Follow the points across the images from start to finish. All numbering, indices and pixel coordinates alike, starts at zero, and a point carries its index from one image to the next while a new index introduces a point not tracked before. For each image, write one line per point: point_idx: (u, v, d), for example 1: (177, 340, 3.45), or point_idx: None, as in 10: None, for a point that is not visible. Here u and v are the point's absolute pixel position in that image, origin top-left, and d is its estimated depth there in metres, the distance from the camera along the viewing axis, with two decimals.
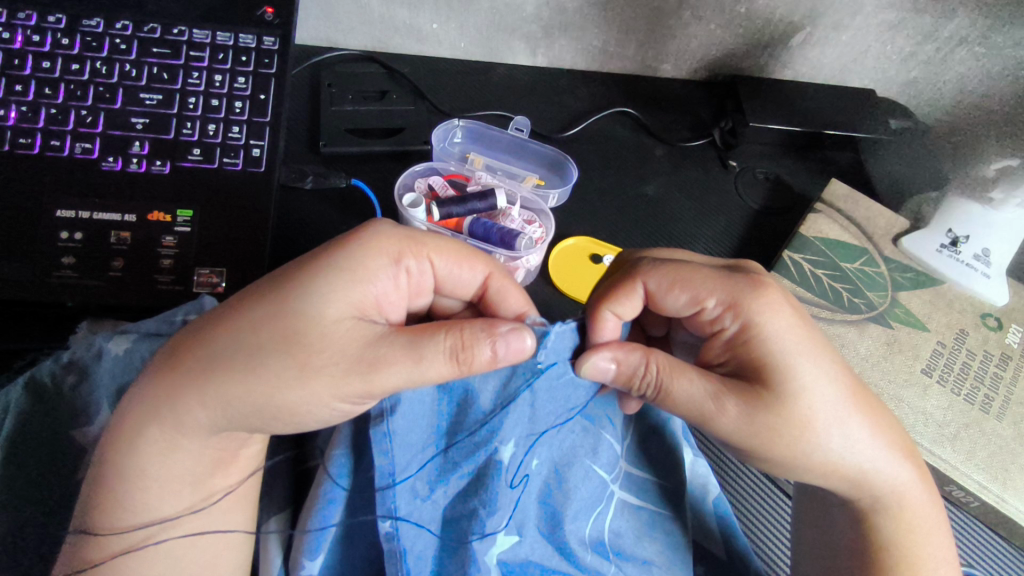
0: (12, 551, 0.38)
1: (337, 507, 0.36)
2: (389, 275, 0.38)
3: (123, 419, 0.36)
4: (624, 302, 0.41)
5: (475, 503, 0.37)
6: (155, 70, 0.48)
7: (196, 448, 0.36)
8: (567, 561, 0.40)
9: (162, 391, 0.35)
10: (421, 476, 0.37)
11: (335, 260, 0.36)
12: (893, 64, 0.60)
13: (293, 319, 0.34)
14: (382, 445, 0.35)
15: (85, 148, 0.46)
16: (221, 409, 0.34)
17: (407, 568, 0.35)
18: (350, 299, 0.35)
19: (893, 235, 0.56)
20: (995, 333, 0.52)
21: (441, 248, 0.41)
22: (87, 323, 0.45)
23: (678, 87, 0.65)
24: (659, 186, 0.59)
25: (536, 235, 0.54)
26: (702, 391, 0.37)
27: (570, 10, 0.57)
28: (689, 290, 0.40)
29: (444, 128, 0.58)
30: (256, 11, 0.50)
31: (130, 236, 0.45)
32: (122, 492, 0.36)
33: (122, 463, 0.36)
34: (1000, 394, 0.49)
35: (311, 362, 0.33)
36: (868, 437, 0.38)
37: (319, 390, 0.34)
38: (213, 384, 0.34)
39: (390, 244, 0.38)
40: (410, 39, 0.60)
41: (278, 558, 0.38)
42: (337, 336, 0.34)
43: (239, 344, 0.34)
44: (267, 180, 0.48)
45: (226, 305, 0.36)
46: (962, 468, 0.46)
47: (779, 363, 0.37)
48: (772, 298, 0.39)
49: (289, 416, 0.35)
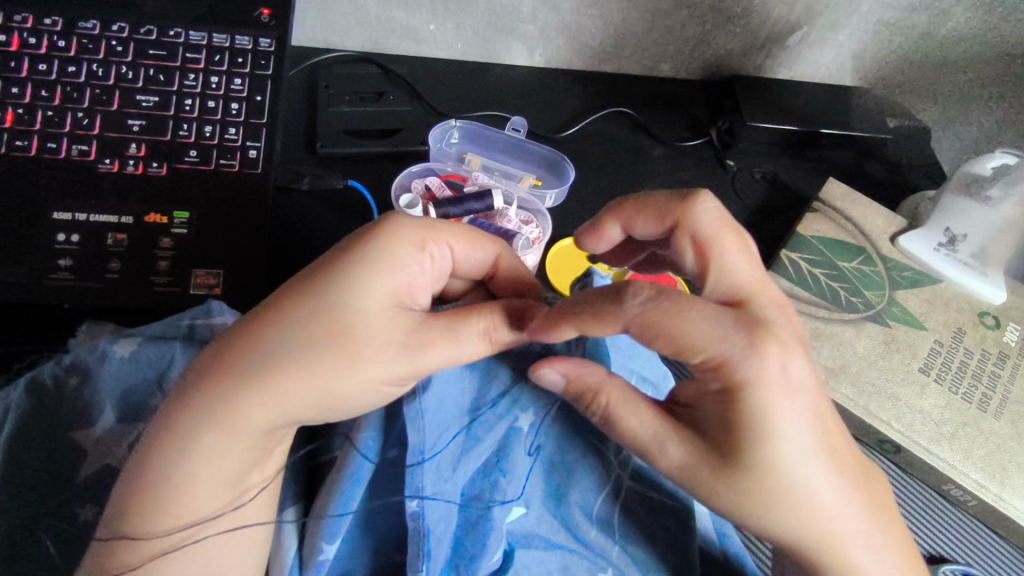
0: (11, 553, 0.38)
1: (361, 488, 0.36)
2: (416, 263, 0.38)
3: (168, 419, 0.35)
4: (596, 334, 0.33)
5: (495, 474, 0.39)
6: (151, 71, 0.48)
7: (246, 448, 0.35)
8: (571, 537, 0.41)
9: (210, 393, 0.34)
10: (447, 454, 0.38)
11: (365, 252, 0.36)
12: (890, 63, 0.60)
13: (336, 312, 0.35)
14: (415, 423, 0.36)
15: (82, 149, 0.46)
16: (281, 407, 0.34)
17: (428, 546, 0.35)
18: (385, 289, 0.36)
19: (890, 235, 0.56)
20: (992, 332, 0.52)
21: (458, 233, 0.40)
22: (86, 325, 0.46)
23: (675, 87, 0.65)
24: (656, 186, 0.60)
25: (533, 235, 0.53)
26: (650, 431, 0.35)
27: (567, 11, 0.57)
28: (673, 345, 0.31)
29: (440, 129, 0.58)
30: (253, 13, 0.51)
31: (127, 237, 0.45)
32: (163, 497, 0.34)
33: (167, 465, 0.34)
34: (997, 393, 0.49)
35: (360, 350, 0.34)
36: (841, 499, 0.33)
37: (372, 378, 0.34)
38: (269, 382, 0.34)
39: (413, 232, 0.38)
40: (408, 40, 0.60)
41: (292, 546, 0.38)
42: (379, 325, 0.35)
43: (289, 342, 0.34)
44: (263, 180, 0.48)
45: (265, 305, 0.36)
46: (960, 467, 0.46)
47: (752, 434, 0.31)
48: (773, 363, 0.31)
49: (339, 406, 0.35)
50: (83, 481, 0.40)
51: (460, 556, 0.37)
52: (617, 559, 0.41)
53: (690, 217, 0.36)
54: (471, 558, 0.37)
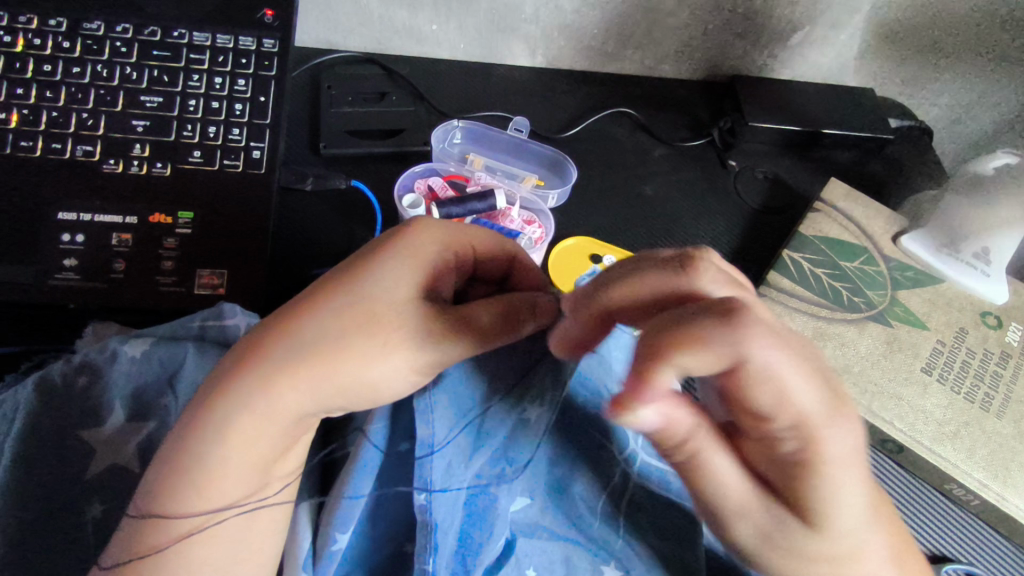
0: (19, 552, 0.38)
1: (367, 478, 0.36)
2: (443, 260, 0.39)
3: (200, 406, 0.35)
4: (702, 359, 0.25)
5: (505, 465, 0.39)
6: (155, 73, 0.48)
7: (276, 436, 0.35)
8: (577, 530, 0.41)
9: (245, 383, 0.34)
10: (459, 444, 0.37)
11: (398, 247, 0.38)
12: (891, 63, 0.60)
13: (368, 302, 0.35)
14: (425, 416, 0.36)
15: (86, 150, 0.47)
16: (312, 394, 0.34)
17: (437, 538, 0.35)
18: (414, 281, 0.37)
19: (892, 235, 0.56)
20: (994, 331, 0.52)
21: (481, 234, 0.41)
22: (93, 327, 0.45)
23: (677, 87, 0.65)
24: (658, 186, 0.60)
25: (535, 236, 0.54)
26: (737, 485, 0.30)
27: (569, 11, 0.57)
28: (770, 396, 0.27)
29: (443, 128, 0.58)
30: (256, 14, 0.51)
31: (131, 238, 0.46)
32: (196, 481, 0.34)
33: (201, 450, 0.34)
34: (999, 392, 0.49)
35: (391, 337, 0.35)
36: (863, 528, 0.31)
37: (400, 364, 0.35)
38: (301, 372, 0.34)
39: (439, 230, 0.39)
40: (410, 40, 0.60)
41: (306, 537, 0.37)
42: (409, 313, 0.36)
43: (324, 331, 0.34)
44: (266, 181, 0.48)
45: (298, 299, 0.36)
46: (962, 467, 0.46)
47: (819, 495, 0.29)
48: (850, 413, 0.28)
49: (367, 393, 0.35)
50: (91, 481, 0.41)
51: (468, 549, 0.38)
52: (622, 553, 0.41)
53: (689, 294, 0.30)
54: (479, 550, 0.38)
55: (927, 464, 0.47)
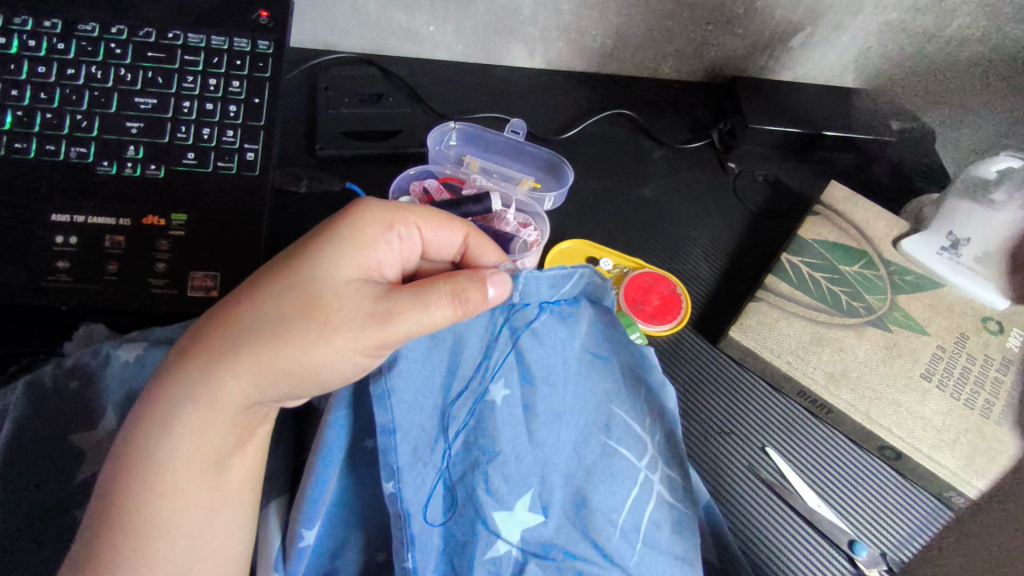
0: (11, 554, 0.38)
1: (332, 470, 0.36)
2: (387, 242, 0.38)
3: (147, 401, 0.35)
4: None
5: (478, 454, 0.39)
6: (150, 74, 0.48)
7: (225, 426, 0.35)
8: (592, 546, 0.40)
9: (186, 373, 0.34)
10: (423, 435, 0.38)
11: (337, 230, 0.37)
12: (894, 64, 0.60)
13: (306, 285, 0.35)
14: (383, 403, 0.36)
15: (80, 152, 0.46)
16: (254, 379, 0.34)
17: (412, 531, 0.36)
18: (355, 263, 0.36)
19: (893, 239, 0.54)
20: (995, 337, 0.50)
21: (427, 214, 0.40)
22: (84, 326, 0.46)
23: (676, 89, 0.64)
24: (656, 189, 0.59)
25: (530, 238, 0.53)
26: None
27: (567, 12, 0.57)
28: None
29: (438, 131, 0.57)
30: (251, 15, 0.51)
31: (124, 240, 0.45)
32: (147, 476, 0.34)
33: (151, 444, 0.34)
34: (1000, 399, 0.47)
35: (332, 320, 0.34)
36: None
37: (343, 346, 0.34)
38: (240, 356, 0.34)
39: (382, 212, 0.38)
40: (408, 42, 0.60)
41: (277, 537, 0.37)
42: (349, 295, 0.35)
43: (262, 317, 0.34)
44: (261, 183, 0.48)
45: (239, 288, 0.36)
46: (961, 475, 0.44)
47: None
48: None
49: (314, 378, 0.35)
50: (83, 484, 0.41)
51: (453, 546, 0.38)
52: (635, 568, 0.40)
53: None
54: (465, 548, 0.38)
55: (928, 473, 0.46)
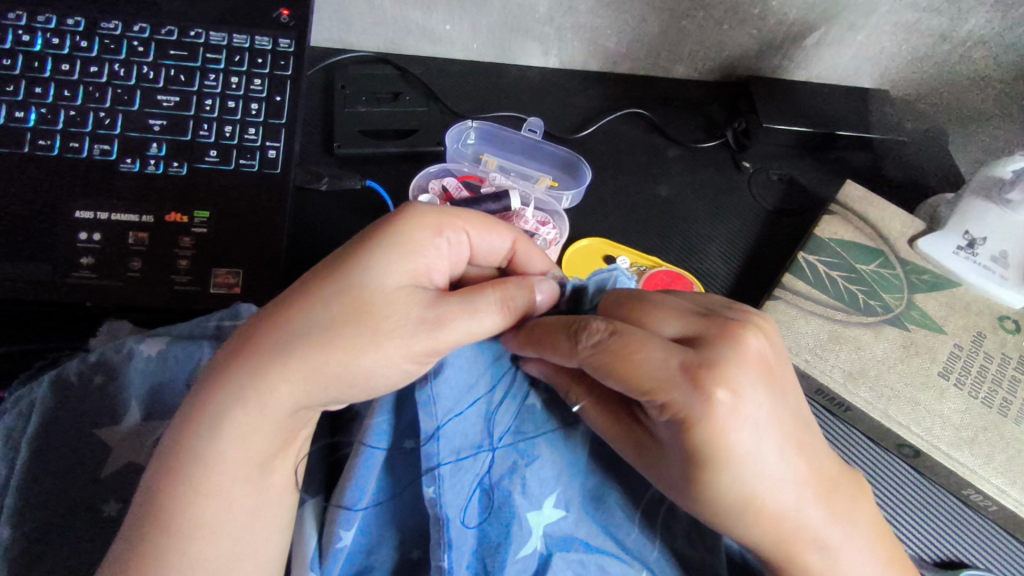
0: (39, 547, 0.38)
1: (372, 476, 0.36)
2: (436, 248, 0.38)
3: (194, 401, 0.35)
4: (654, 354, 0.33)
5: (515, 457, 0.39)
6: (172, 73, 0.48)
7: (273, 429, 0.35)
8: (612, 540, 0.40)
9: (236, 376, 0.34)
10: (464, 439, 0.37)
11: (388, 235, 0.37)
12: (907, 65, 0.60)
13: (357, 291, 0.35)
14: (427, 408, 0.36)
15: (104, 149, 0.47)
16: (304, 384, 0.34)
17: (450, 535, 0.35)
18: (405, 269, 0.36)
19: (909, 237, 0.55)
20: (1013, 336, 0.51)
21: (475, 220, 0.40)
22: (108, 322, 0.46)
23: (690, 88, 0.64)
24: (671, 187, 0.59)
25: (549, 237, 0.54)
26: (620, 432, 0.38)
27: (583, 12, 0.57)
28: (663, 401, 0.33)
29: (456, 129, 0.58)
30: (272, 14, 0.51)
31: (147, 237, 0.46)
32: (192, 477, 0.34)
33: (199, 445, 0.34)
34: (1018, 398, 0.48)
35: (382, 326, 0.34)
36: (782, 482, 0.33)
37: (393, 353, 0.34)
38: (293, 361, 0.34)
39: (431, 217, 0.38)
40: (424, 40, 0.60)
41: (313, 536, 0.37)
42: (399, 301, 0.35)
43: (314, 322, 0.34)
44: (282, 180, 0.49)
45: (290, 292, 0.36)
46: (979, 472, 0.45)
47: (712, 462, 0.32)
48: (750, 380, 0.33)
49: (362, 384, 0.35)
50: (110, 478, 0.41)
51: (486, 549, 0.37)
52: (654, 564, 0.41)
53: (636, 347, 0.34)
54: (497, 551, 0.37)
55: (946, 471, 0.47)
